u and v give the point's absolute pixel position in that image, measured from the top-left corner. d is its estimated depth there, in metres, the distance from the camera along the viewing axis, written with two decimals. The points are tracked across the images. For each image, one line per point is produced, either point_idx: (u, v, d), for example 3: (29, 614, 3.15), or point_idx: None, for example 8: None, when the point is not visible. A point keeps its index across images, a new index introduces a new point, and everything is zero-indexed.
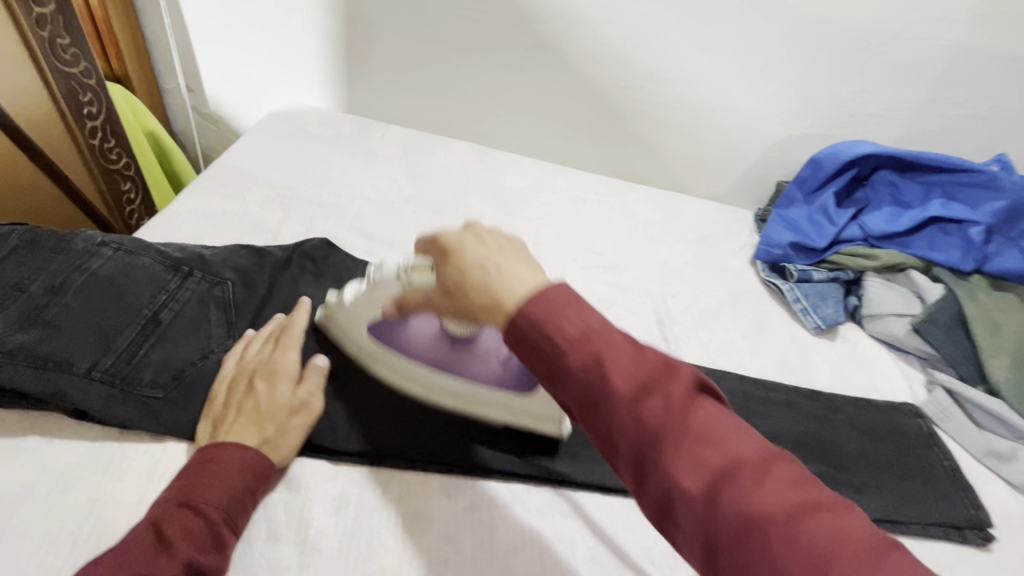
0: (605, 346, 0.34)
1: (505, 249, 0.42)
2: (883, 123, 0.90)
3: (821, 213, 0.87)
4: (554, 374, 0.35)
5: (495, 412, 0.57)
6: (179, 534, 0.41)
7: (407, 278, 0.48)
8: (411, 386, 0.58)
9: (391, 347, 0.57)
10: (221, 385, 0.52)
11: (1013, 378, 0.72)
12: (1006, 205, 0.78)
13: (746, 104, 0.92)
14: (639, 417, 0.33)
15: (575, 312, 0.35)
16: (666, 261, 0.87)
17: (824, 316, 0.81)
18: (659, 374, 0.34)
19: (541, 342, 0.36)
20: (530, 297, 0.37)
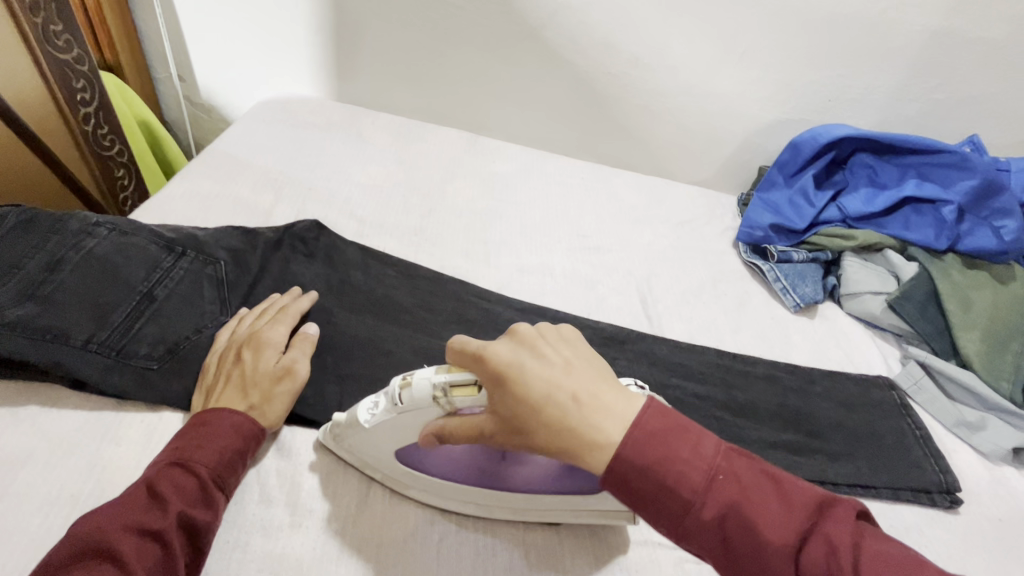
0: (739, 490, 0.37)
1: (570, 366, 0.41)
2: (861, 107, 0.92)
3: (801, 196, 0.89)
4: (692, 525, 0.37)
5: (559, 517, 0.50)
6: (172, 488, 0.42)
7: (449, 401, 0.43)
8: (460, 509, 0.50)
9: (425, 471, 0.49)
10: (213, 359, 0.54)
11: (983, 351, 0.75)
12: (978, 184, 0.80)
13: (728, 90, 0.94)
14: (802, 564, 0.35)
15: (693, 455, 0.38)
16: (651, 244, 0.89)
17: (803, 295, 0.83)
18: (795, 510, 0.37)
19: (664, 488, 0.37)
20: (636, 435, 0.38)
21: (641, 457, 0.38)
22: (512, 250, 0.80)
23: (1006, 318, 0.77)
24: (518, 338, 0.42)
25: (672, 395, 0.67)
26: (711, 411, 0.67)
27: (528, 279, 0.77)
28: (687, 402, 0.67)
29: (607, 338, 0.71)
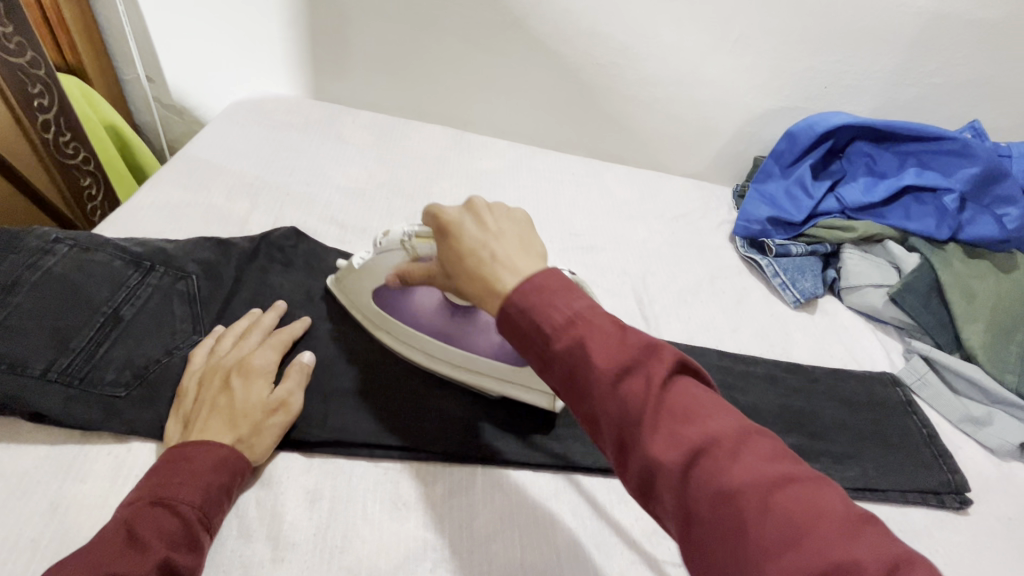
0: (586, 324, 0.35)
1: (501, 232, 0.43)
2: (858, 93, 0.90)
3: (799, 187, 0.86)
4: (538, 353, 0.36)
5: (489, 382, 0.57)
6: (154, 531, 0.39)
7: (412, 246, 0.52)
8: (415, 355, 0.59)
9: (395, 315, 0.59)
10: (193, 381, 0.50)
11: (988, 342, 0.73)
12: (980, 171, 0.78)
13: (720, 79, 0.91)
14: (622, 399, 0.33)
15: (559, 297, 0.36)
16: (645, 241, 0.86)
17: (802, 290, 0.81)
18: (641, 357, 0.34)
19: (527, 326, 0.36)
20: (521, 283, 0.38)
21: (518, 298, 0.37)
22: None
23: (1010, 308, 0.75)
24: (473, 207, 0.44)
25: None
26: None
27: None
28: None
29: None
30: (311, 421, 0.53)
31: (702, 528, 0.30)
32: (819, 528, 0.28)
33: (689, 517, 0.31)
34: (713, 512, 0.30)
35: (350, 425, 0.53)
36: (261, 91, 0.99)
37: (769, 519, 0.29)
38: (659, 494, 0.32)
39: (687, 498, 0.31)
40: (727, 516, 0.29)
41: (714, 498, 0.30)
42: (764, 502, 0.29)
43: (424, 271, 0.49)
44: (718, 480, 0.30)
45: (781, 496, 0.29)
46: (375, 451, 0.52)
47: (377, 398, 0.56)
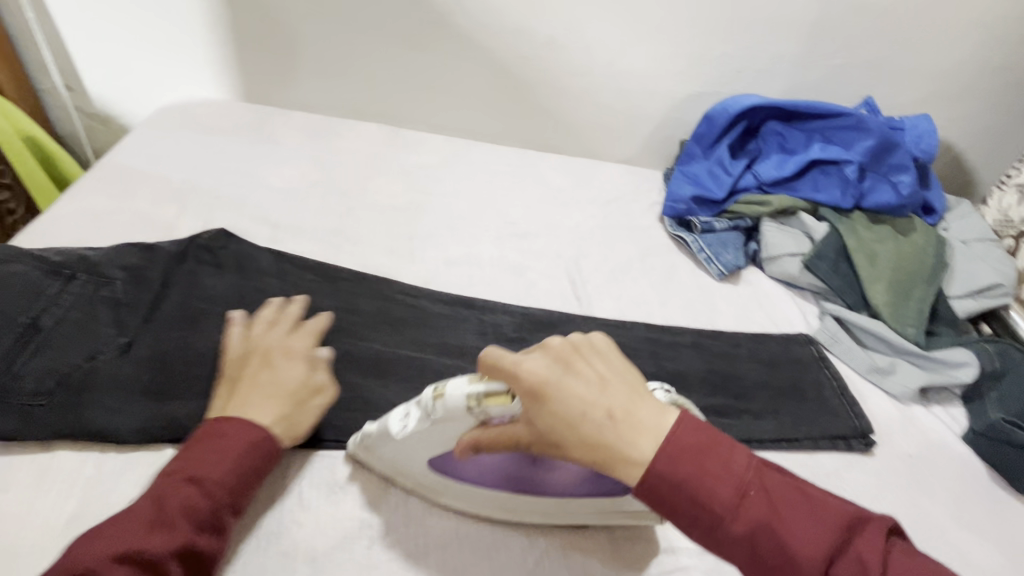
0: (763, 498, 0.39)
1: (604, 380, 0.42)
2: (768, 77, 0.96)
3: (719, 166, 0.92)
4: (725, 538, 0.39)
5: (582, 518, 0.51)
6: (181, 511, 0.42)
7: (481, 408, 0.43)
8: (491, 511, 0.50)
9: (460, 479, 0.49)
10: (236, 362, 0.52)
11: (890, 299, 0.80)
12: (874, 143, 0.84)
13: (642, 67, 0.95)
14: (829, 573, 0.38)
15: (722, 471, 0.39)
16: (578, 225, 0.89)
17: (725, 262, 0.86)
18: (838, 534, 0.39)
19: (696, 508, 0.39)
20: (671, 451, 0.39)
21: (670, 470, 0.39)
22: (438, 243, 0.79)
23: (908, 268, 0.82)
24: (557, 354, 0.43)
25: None
26: None
27: (456, 271, 0.75)
28: None
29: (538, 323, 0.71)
30: None
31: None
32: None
33: None
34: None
35: None
36: (188, 95, 0.98)
37: None
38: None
39: None
40: None
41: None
42: None
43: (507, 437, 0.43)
44: None
45: None
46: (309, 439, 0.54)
47: None
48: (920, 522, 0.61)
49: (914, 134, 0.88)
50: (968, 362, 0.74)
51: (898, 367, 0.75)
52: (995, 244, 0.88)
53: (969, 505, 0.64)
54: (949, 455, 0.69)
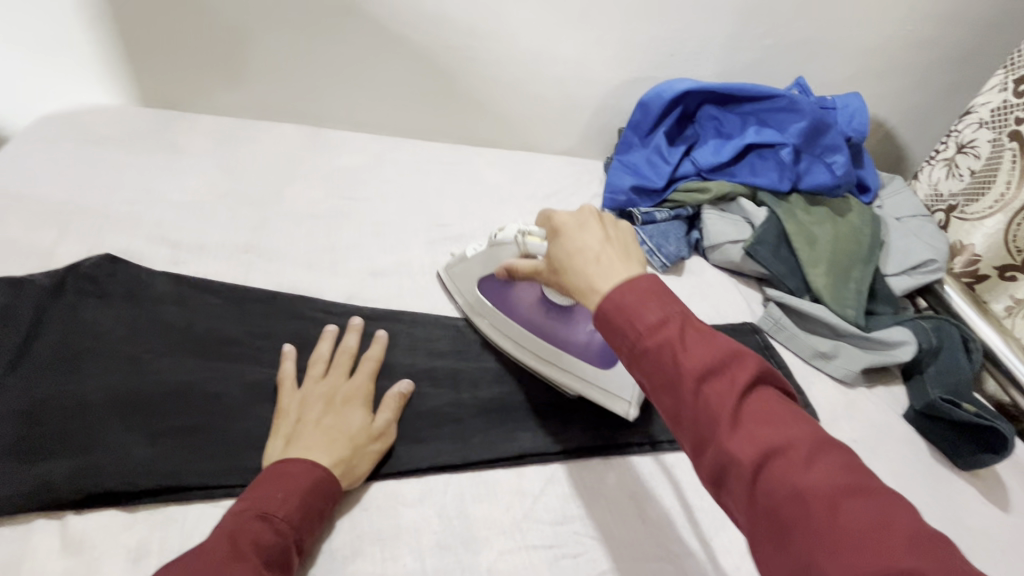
0: (678, 325, 0.39)
1: (610, 239, 0.46)
2: (701, 60, 0.93)
3: (657, 154, 0.89)
4: (629, 347, 0.40)
5: (568, 377, 0.61)
6: (254, 543, 0.40)
7: (523, 242, 0.57)
8: (506, 343, 0.64)
9: (498, 305, 0.64)
10: (293, 402, 0.52)
11: (830, 282, 0.79)
12: (807, 125, 0.83)
13: (573, 54, 0.91)
14: (703, 395, 0.36)
15: (652, 299, 0.40)
16: (516, 223, 0.86)
17: (667, 254, 0.83)
18: (728, 361, 0.37)
19: (618, 319, 0.40)
20: (624, 282, 0.41)
21: (614, 295, 0.41)
22: (363, 252, 0.73)
23: (846, 249, 0.82)
24: (586, 213, 0.49)
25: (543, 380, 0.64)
26: None
27: (383, 281, 0.70)
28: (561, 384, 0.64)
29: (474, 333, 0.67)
30: (131, 469, 0.47)
31: (770, 514, 0.33)
32: (892, 538, 0.30)
33: (762, 514, 0.34)
34: (782, 504, 0.33)
35: (182, 466, 0.48)
36: (75, 101, 0.88)
37: (840, 532, 0.31)
38: (733, 487, 0.35)
39: (760, 495, 0.34)
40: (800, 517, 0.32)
41: (789, 498, 0.33)
42: (833, 512, 0.31)
43: (531, 267, 0.53)
44: (792, 485, 0.33)
45: (853, 510, 0.31)
46: (213, 491, 0.48)
47: (215, 431, 0.51)
48: None
49: (846, 113, 0.87)
50: (906, 341, 0.75)
51: (841, 350, 0.74)
52: (927, 220, 0.89)
53: (912, 485, 0.64)
54: (891, 436, 0.69)
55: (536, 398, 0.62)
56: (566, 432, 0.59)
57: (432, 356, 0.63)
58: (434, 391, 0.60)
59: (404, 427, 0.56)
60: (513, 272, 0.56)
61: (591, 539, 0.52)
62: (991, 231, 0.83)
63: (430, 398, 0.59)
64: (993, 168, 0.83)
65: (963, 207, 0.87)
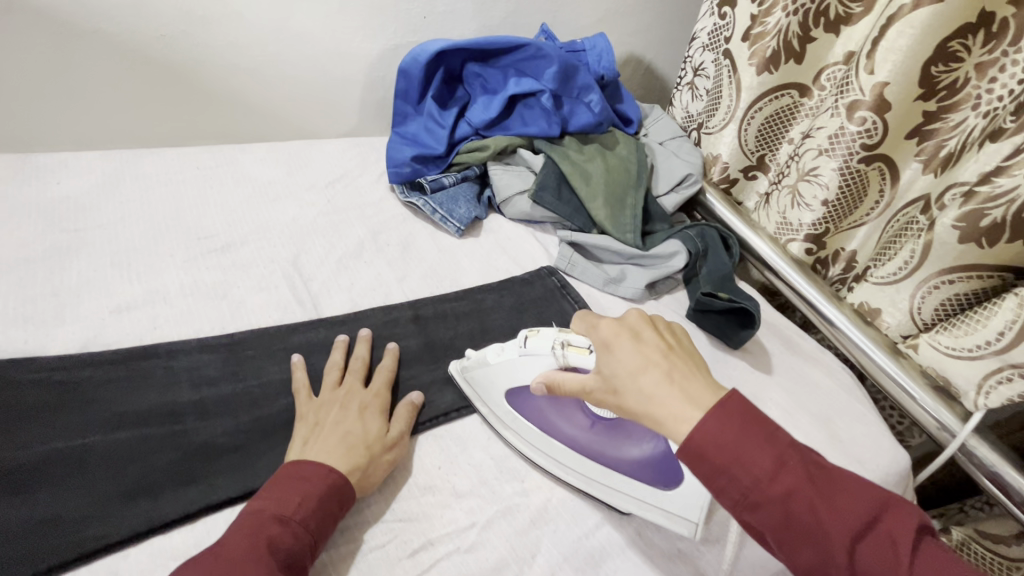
0: (800, 471, 0.41)
1: (667, 350, 0.48)
2: (456, 18, 0.93)
3: (432, 120, 0.88)
4: (757, 500, 0.41)
5: (624, 503, 0.53)
6: (269, 547, 0.42)
7: (563, 355, 0.54)
8: (542, 460, 0.56)
9: (533, 419, 0.58)
10: (325, 411, 0.55)
11: (609, 212, 0.85)
12: (558, 68, 0.86)
13: (318, 27, 0.86)
14: (853, 550, 0.40)
15: (768, 447, 0.42)
16: (296, 218, 0.79)
17: (460, 218, 0.83)
18: (867, 513, 0.41)
19: (736, 465, 0.41)
20: (719, 417, 0.43)
21: (717, 442, 0.42)
22: (99, 289, 0.62)
23: (618, 179, 0.88)
24: (636, 324, 0.50)
25: None
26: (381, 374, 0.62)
27: (129, 317, 0.61)
28: None
29: (252, 348, 0.61)
30: None
31: None
32: None
33: None
34: None
35: None
36: None
37: None
38: None
39: None
40: None
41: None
42: None
43: (579, 382, 0.51)
44: None
45: None
46: None
47: None
48: None
49: (595, 54, 0.92)
50: (678, 251, 0.83)
51: (626, 274, 0.82)
52: (684, 139, 0.99)
53: None
54: None
55: None
56: None
57: (200, 386, 0.56)
58: (206, 424, 0.53)
59: (169, 473, 0.49)
60: (560, 387, 0.53)
61: (399, 523, 0.50)
62: (729, 140, 0.93)
63: (200, 432, 0.52)
64: (719, 85, 0.93)
65: (707, 123, 0.97)
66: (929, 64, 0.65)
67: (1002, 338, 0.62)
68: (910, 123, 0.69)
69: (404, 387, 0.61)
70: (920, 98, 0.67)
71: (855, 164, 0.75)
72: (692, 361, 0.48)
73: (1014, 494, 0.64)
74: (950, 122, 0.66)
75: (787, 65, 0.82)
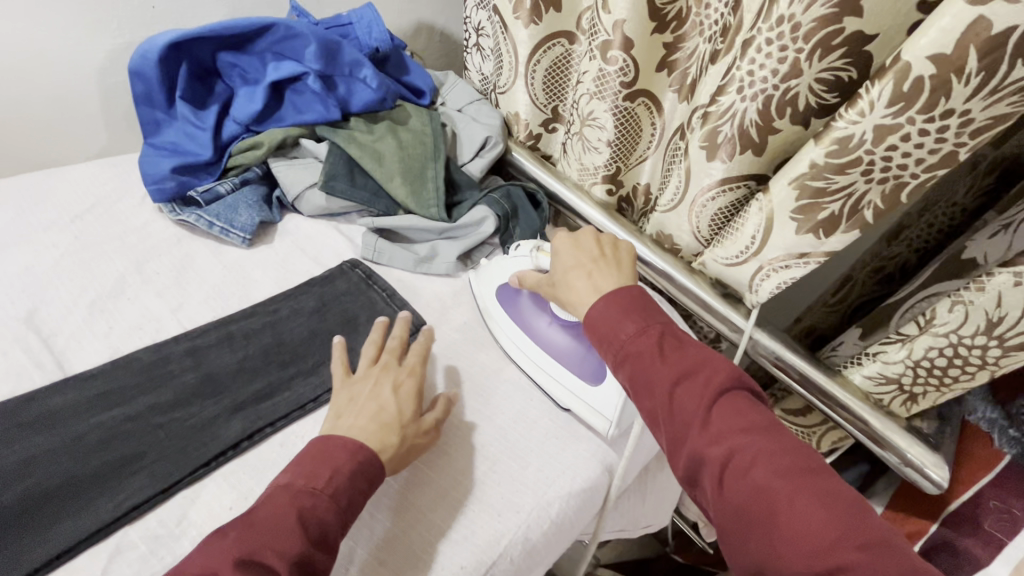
0: (657, 337, 0.52)
1: (598, 257, 0.62)
2: (194, 4, 0.81)
3: (189, 124, 0.78)
4: (616, 355, 0.54)
5: (558, 393, 0.63)
6: (306, 520, 0.45)
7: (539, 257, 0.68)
8: (507, 345, 0.68)
9: (507, 309, 0.70)
10: (365, 388, 0.57)
11: (409, 190, 0.82)
12: (318, 46, 0.79)
13: (7, 34, 0.71)
14: (677, 392, 0.49)
15: (633, 317, 0.54)
16: (31, 265, 0.66)
17: (243, 225, 0.75)
18: (702, 369, 0.50)
19: (606, 326, 0.55)
20: (609, 299, 0.56)
21: (598, 315, 0.55)
22: None
23: (414, 154, 0.84)
24: (582, 235, 0.65)
25: (95, 438, 0.53)
26: (151, 423, 0.55)
27: None
28: (122, 432, 0.53)
29: None
30: None
31: (738, 506, 0.44)
32: (842, 528, 0.40)
33: (724, 503, 0.45)
34: (749, 499, 0.43)
35: None
36: None
37: (795, 525, 0.41)
38: (705, 479, 0.47)
39: (726, 488, 0.45)
40: (760, 507, 0.43)
41: (745, 488, 0.44)
42: (790, 507, 0.42)
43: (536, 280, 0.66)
44: (750, 482, 0.44)
45: (803, 512, 0.41)
46: None
47: None
48: (481, 374, 0.66)
49: (364, 26, 0.87)
50: (485, 216, 0.82)
51: (436, 250, 0.80)
52: (482, 102, 0.98)
53: None
54: None
55: (85, 466, 0.51)
56: (132, 484, 0.50)
57: None
58: None
59: None
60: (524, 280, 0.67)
61: None
62: (521, 98, 0.93)
63: None
64: (498, 42, 0.92)
65: (499, 82, 0.96)
66: None
67: (755, 241, 0.67)
68: (655, 56, 0.73)
69: (180, 432, 0.54)
70: (656, 31, 0.71)
71: (622, 104, 0.78)
72: (621, 264, 0.62)
73: (791, 368, 0.74)
74: (685, 51, 0.72)
75: (548, 14, 0.83)
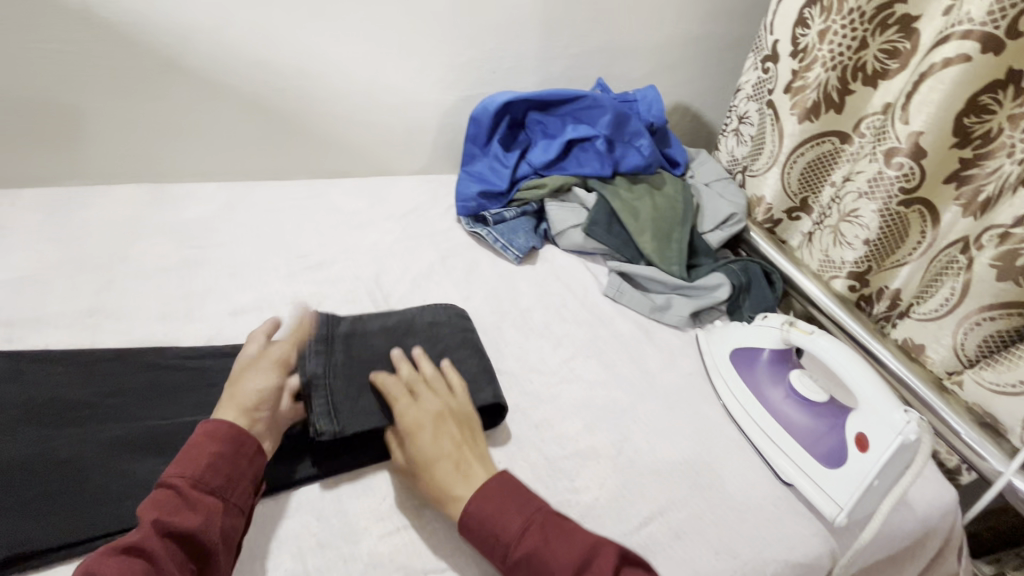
0: (537, 539, 0.52)
1: (463, 442, 0.58)
2: (522, 74, 1.04)
3: (497, 161, 0.99)
4: (507, 559, 0.52)
5: (785, 467, 0.66)
6: (155, 505, 0.48)
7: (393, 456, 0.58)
8: (733, 406, 0.72)
9: (741, 372, 0.75)
10: (258, 377, 0.58)
11: (656, 246, 0.92)
12: (612, 116, 0.96)
13: (402, 81, 0.99)
14: None
15: (514, 513, 0.53)
16: (376, 243, 0.90)
17: (519, 246, 0.92)
18: (589, 557, 0.50)
19: (490, 529, 0.53)
20: (481, 497, 0.54)
21: (476, 516, 0.53)
22: (220, 296, 0.76)
23: (666, 216, 0.95)
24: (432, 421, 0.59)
25: None
26: None
27: (243, 320, 0.73)
28: None
29: None
30: None
31: None
32: None
33: None
34: None
35: (51, 524, 0.51)
36: None
37: None
38: None
39: None
40: None
41: None
42: None
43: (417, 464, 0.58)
44: None
45: None
46: (74, 548, 0.51)
47: (81, 495, 0.53)
48: (704, 423, 0.71)
49: (646, 103, 1.02)
50: (721, 283, 0.89)
51: (671, 303, 0.87)
52: (729, 181, 1.05)
53: None
54: None
55: None
56: None
57: None
58: None
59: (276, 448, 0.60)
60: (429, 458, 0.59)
61: None
62: (772, 183, 0.98)
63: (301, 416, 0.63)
64: (763, 131, 0.99)
65: (752, 166, 1.03)
66: (962, 115, 0.70)
67: None
68: (946, 169, 0.74)
69: None
70: (954, 146, 0.72)
71: (894, 207, 0.79)
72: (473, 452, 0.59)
73: None
74: (987, 168, 0.70)
75: (827, 114, 0.88)
